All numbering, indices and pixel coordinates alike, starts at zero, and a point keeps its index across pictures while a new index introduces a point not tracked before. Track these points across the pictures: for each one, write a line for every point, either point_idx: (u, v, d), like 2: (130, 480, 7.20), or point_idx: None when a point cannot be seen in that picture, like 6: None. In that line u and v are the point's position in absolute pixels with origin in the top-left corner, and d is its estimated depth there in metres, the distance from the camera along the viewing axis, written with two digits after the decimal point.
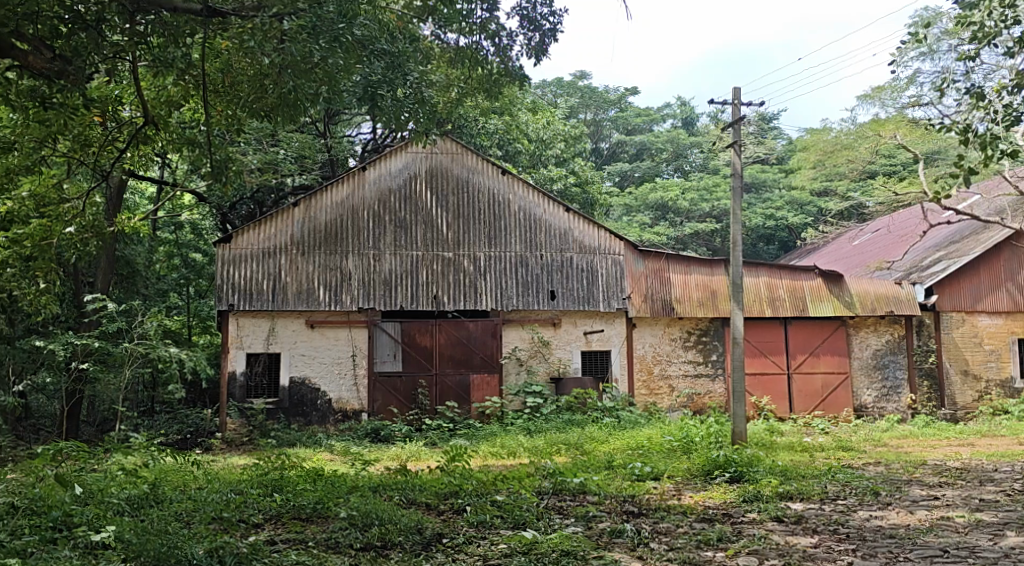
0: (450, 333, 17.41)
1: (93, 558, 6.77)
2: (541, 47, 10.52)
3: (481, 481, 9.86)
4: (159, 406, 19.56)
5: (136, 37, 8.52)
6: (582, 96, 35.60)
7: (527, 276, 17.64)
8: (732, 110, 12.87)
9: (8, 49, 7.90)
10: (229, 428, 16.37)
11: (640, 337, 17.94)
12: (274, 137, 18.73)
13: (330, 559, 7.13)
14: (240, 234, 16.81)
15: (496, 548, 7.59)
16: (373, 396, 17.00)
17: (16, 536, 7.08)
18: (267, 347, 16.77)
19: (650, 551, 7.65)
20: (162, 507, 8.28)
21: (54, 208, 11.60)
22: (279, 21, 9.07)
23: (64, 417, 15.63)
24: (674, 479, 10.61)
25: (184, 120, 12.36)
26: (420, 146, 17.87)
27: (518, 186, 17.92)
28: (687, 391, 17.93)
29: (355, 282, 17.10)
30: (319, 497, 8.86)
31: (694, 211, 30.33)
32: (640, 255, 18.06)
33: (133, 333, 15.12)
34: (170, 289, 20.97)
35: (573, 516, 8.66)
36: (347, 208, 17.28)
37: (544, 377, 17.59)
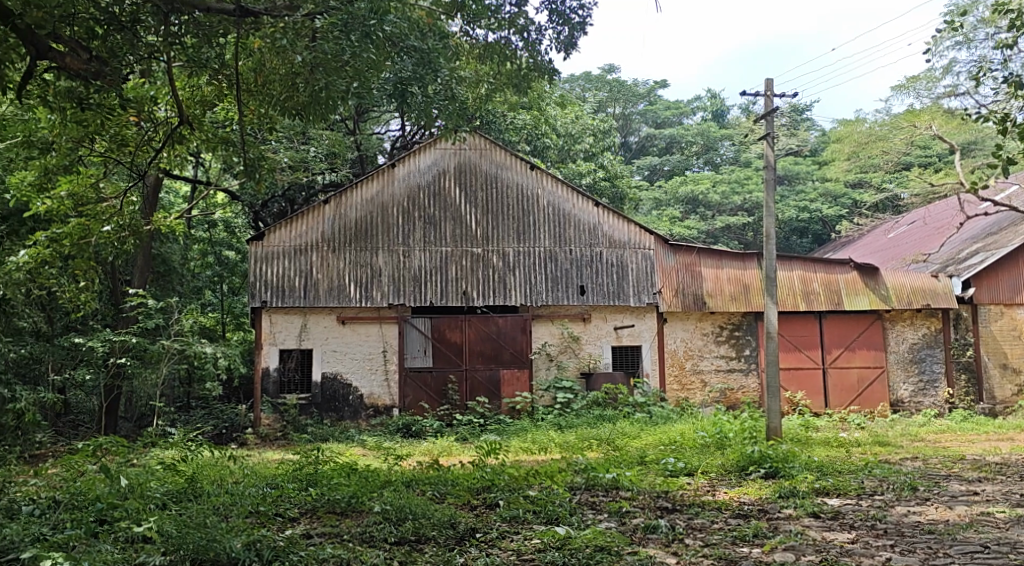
0: (480, 329, 17.42)
1: (134, 552, 6.88)
2: (570, 41, 10.50)
3: (514, 476, 9.87)
4: (195, 402, 19.81)
5: (171, 38, 8.62)
6: (611, 90, 35.50)
7: (557, 271, 17.61)
8: (764, 102, 12.74)
9: (45, 51, 7.99)
10: (263, 423, 16.51)
11: (672, 332, 17.85)
12: (304, 135, 18.86)
13: (365, 553, 7.17)
14: (271, 232, 16.96)
15: (529, 543, 7.59)
16: (404, 392, 17.06)
17: (59, 530, 7.22)
18: (299, 343, 16.91)
19: (685, 547, 7.62)
20: (200, 501, 8.38)
21: (93, 207, 11.70)
22: (311, 19, 9.23)
23: (102, 412, 15.85)
24: (708, 475, 10.53)
25: (217, 121, 12.52)
26: (448, 142, 17.90)
27: (547, 180, 17.90)
28: (719, 387, 17.83)
29: (385, 278, 17.17)
30: (354, 491, 8.92)
31: (725, 205, 30.14)
32: (671, 249, 17.98)
33: (170, 330, 15.31)
34: (204, 287, 21.23)
35: (606, 511, 8.65)
36: (377, 205, 17.36)
37: (575, 373, 17.56)
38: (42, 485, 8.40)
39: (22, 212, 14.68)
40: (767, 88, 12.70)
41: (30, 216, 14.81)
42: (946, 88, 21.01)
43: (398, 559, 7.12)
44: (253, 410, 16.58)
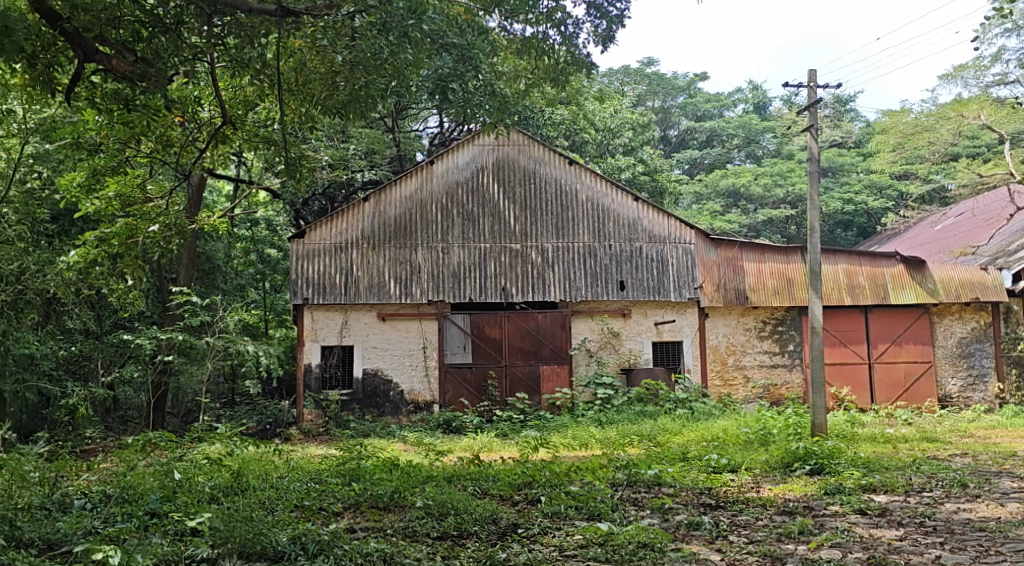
0: (520, 325, 17.42)
1: (183, 545, 7.01)
2: (608, 34, 10.45)
3: (555, 472, 9.86)
4: (239, 397, 20.11)
5: (214, 39, 8.72)
6: (650, 84, 35.45)
7: (596, 266, 17.56)
8: (807, 93, 12.58)
9: (92, 53, 8.18)
10: (306, 419, 16.69)
11: (714, 327, 17.71)
12: (344, 133, 19.05)
13: (409, 548, 7.22)
14: (313, 229, 17.14)
15: (572, 539, 7.57)
16: (444, 388, 17.12)
17: (110, 524, 7.35)
18: (340, 340, 17.05)
19: (729, 544, 7.56)
20: (247, 495, 8.49)
21: (139, 207, 12.04)
22: (349, 18, 9.29)
23: (150, 408, 16.06)
24: (752, 471, 10.43)
25: (259, 120, 12.67)
26: (487, 138, 17.91)
27: (586, 176, 17.85)
28: (762, 382, 17.66)
29: (425, 275, 17.25)
30: (397, 486, 8.98)
31: (768, 197, 29.85)
32: (712, 244, 17.85)
33: (214, 328, 15.52)
34: (247, 284, 21.55)
35: (648, 508, 8.61)
36: (416, 201, 17.44)
37: (615, 369, 17.48)
38: (94, 480, 8.58)
39: (72, 213, 15.02)
40: (811, 79, 12.51)
41: (80, 216, 15.14)
42: (995, 77, 20.55)
43: (440, 554, 7.15)
44: (296, 406, 16.77)
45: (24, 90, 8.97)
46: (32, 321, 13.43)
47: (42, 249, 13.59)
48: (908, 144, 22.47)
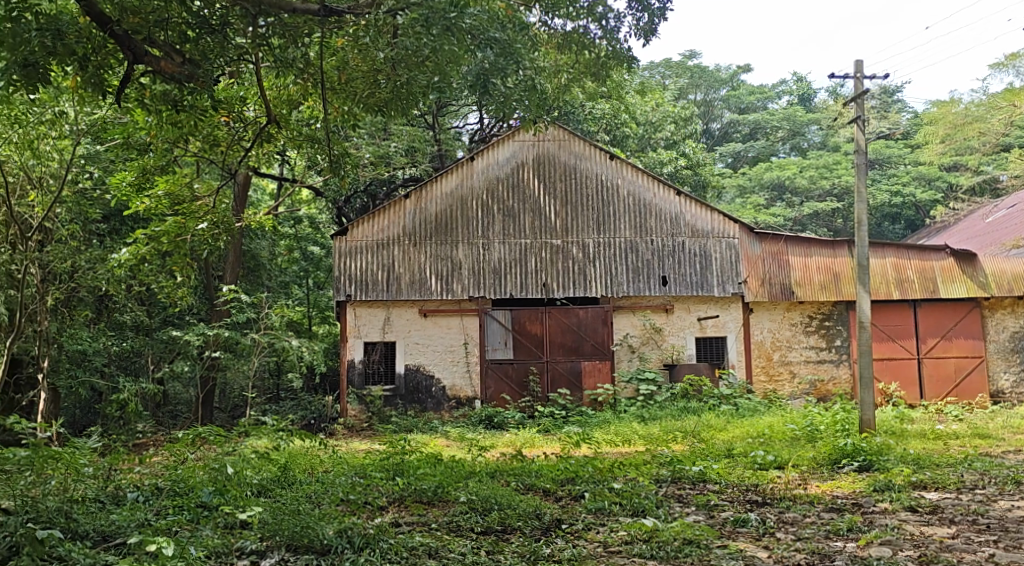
0: (561, 320, 17.43)
1: (233, 537, 7.14)
2: (650, 27, 10.39)
3: (598, 468, 9.82)
4: (284, 393, 20.39)
5: (258, 40, 8.77)
6: (692, 76, 35.21)
7: (638, 261, 17.46)
8: (853, 84, 12.37)
9: (141, 54, 8.36)
10: (350, 414, 16.85)
11: (758, 322, 17.56)
12: (385, 131, 19.18)
13: (454, 542, 7.26)
14: (355, 226, 17.31)
15: (616, 535, 7.54)
16: (486, 383, 17.17)
17: (162, 516, 7.48)
18: (383, 336, 17.19)
19: (777, 541, 7.48)
20: (294, 489, 8.60)
21: (188, 206, 12.42)
22: (393, 16, 9.14)
23: (199, 403, 16.30)
24: (799, 468, 10.30)
25: (303, 119, 12.75)
26: (528, 134, 17.90)
27: (627, 170, 17.73)
28: (809, 378, 17.47)
29: (466, 271, 17.32)
30: (440, 481, 9.05)
31: (813, 190, 29.46)
32: (757, 238, 17.70)
33: (260, 324, 15.72)
34: (292, 281, 21.82)
35: (694, 504, 8.56)
36: (457, 198, 17.49)
37: (657, 364, 17.38)
38: (145, 473, 8.73)
39: (122, 212, 15.34)
40: (857, 70, 12.32)
41: (130, 215, 15.42)
42: None
43: (485, 548, 7.17)
44: (340, 401, 16.93)
45: (77, 91, 9.14)
46: (85, 317, 13.74)
47: (92, 247, 13.88)
48: (959, 135, 21.95)
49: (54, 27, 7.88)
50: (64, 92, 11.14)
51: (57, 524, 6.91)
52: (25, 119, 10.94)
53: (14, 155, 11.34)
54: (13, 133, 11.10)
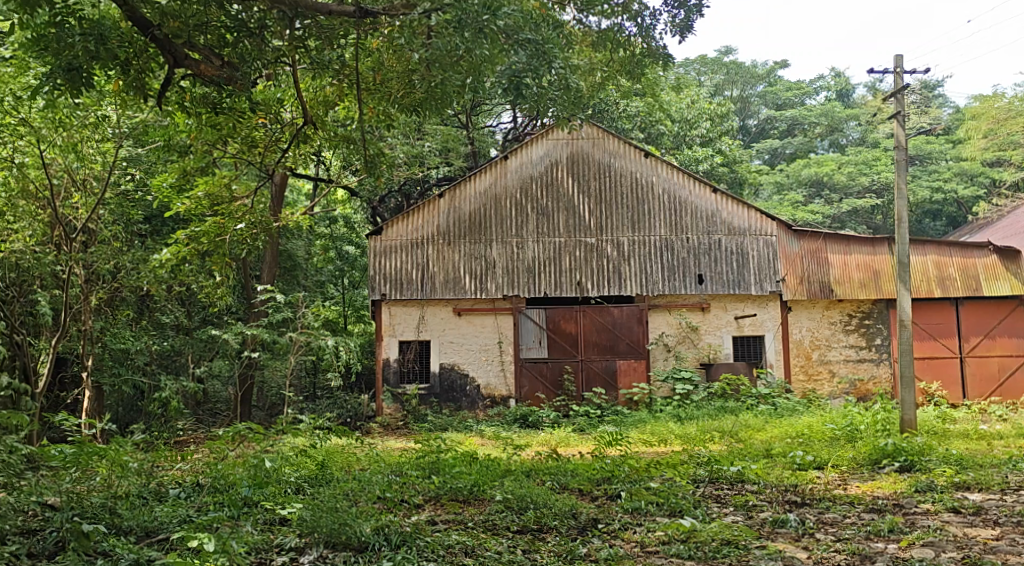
0: (596, 319, 17.38)
1: (272, 535, 7.23)
2: (686, 24, 10.34)
3: (635, 468, 9.78)
4: (321, 391, 20.60)
5: (296, 42, 8.96)
6: (728, 73, 35.03)
7: (673, 259, 17.36)
8: (892, 79, 12.19)
9: (181, 58, 8.49)
10: (386, 412, 16.92)
11: (797, 321, 17.39)
12: (420, 131, 19.26)
13: (490, 542, 7.25)
14: (390, 226, 17.41)
15: (653, 535, 7.51)
16: (520, 382, 17.18)
17: (203, 511, 7.57)
18: (417, 335, 17.28)
19: (816, 542, 7.42)
20: (332, 486, 8.65)
21: (228, 207, 12.79)
22: (427, 17, 8.99)
23: (237, 401, 16.51)
24: (839, 468, 10.19)
25: (339, 119, 12.85)
26: (562, 132, 17.87)
27: (662, 168, 17.63)
28: (849, 377, 17.26)
29: (500, 270, 17.35)
30: (476, 479, 9.09)
31: (852, 187, 29.11)
32: (795, 236, 17.52)
33: (297, 324, 15.86)
34: (327, 281, 22.01)
35: (732, 505, 8.49)
36: (491, 197, 17.52)
37: (693, 363, 17.28)
38: (187, 470, 8.88)
39: (163, 213, 15.60)
40: (897, 64, 12.16)
41: (171, 216, 15.69)
42: None
43: (521, 547, 7.18)
44: (376, 400, 17.04)
45: (119, 95, 9.32)
46: (126, 317, 13.99)
47: (134, 247, 14.12)
48: None
49: (98, 31, 7.98)
50: (107, 96, 11.22)
51: (102, 519, 7.02)
52: (70, 123, 10.89)
53: (59, 159, 11.31)
54: (57, 137, 10.98)
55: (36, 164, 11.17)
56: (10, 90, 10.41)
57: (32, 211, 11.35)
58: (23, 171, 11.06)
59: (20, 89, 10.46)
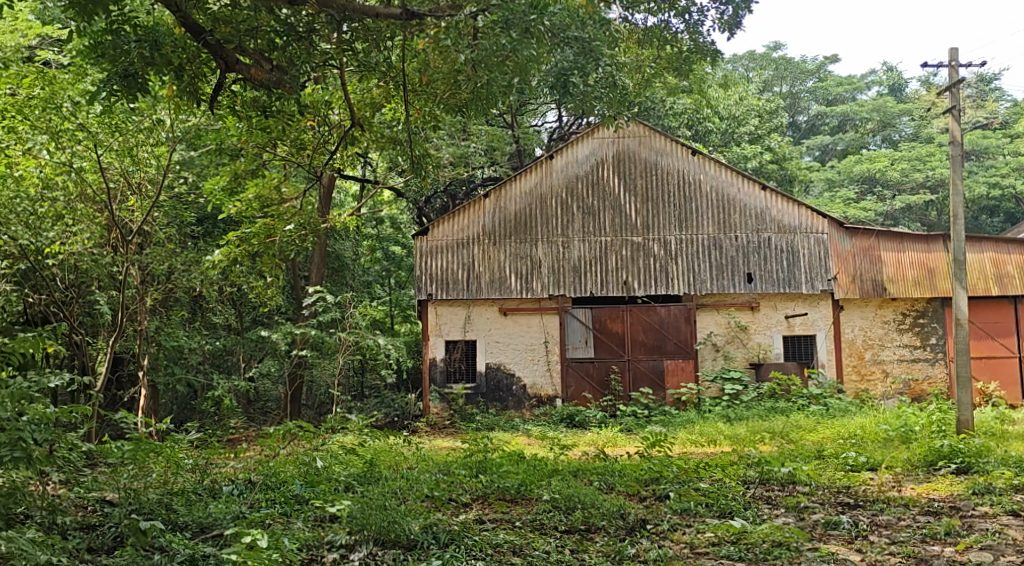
0: (643, 318, 17.27)
1: (322, 531, 7.28)
2: (734, 20, 10.42)
3: (683, 469, 9.70)
4: (368, 390, 20.85)
5: (343, 45, 9.10)
6: (777, 68, 34.70)
7: (721, 258, 17.20)
8: (948, 73, 11.93)
9: (232, 63, 8.59)
10: (433, 412, 17.01)
11: (849, 320, 17.12)
12: (465, 131, 19.33)
13: (539, 542, 7.24)
14: (435, 226, 17.51)
15: (703, 536, 7.45)
16: (567, 382, 17.14)
17: (255, 508, 7.69)
18: (463, 334, 17.34)
19: (870, 544, 7.29)
20: (380, 483, 8.69)
21: (276, 208, 13.02)
22: (472, 16, 8.82)
23: (286, 400, 16.78)
24: (893, 470, 9.99)
25: (387, 120, 12.96)
26: (608, 130, 17.79)
27: (710, 166, 17.47)
28: (903, 378, 16.96)
29: (545, 270, 17.34)
30: (523, 479, 9.10)
31: (905, 183, 28.57)
32: (847, 233, 17.23)
33: (345, 324, 16.02)
34: (374, 281, 22.25)
35: (783, 506, 8.38)
36: (536, 196, 17.52)
37: (742, 363, 17.09)
38: (239, 467, 9.02)
39: (215, 216, 15.95)
40: (952, 57, 11.89)
41: (223, 218, 16.03)
42: None
43: (569, 547, 7.17)
44: (422, 400, 17.14)
45: (173, 99, 9.48)
46: (179, 317, 14.28)
47: (188, 249, 14.41)
48: None
49: (152, 38, 8.22)
50: (161, 101, 11.42)
51: (159, 515, 7.14)
52: (126, 128, 11.08)
53: (115, 162, 11.47)
54: (113, 142, 11.18)
55: (93, 167, 11.31)
56: (68, 95, 10.63)
57: (90, 214, 11.57)
58: (82, 174, 11.14)
59: (78, 95, 10.70)
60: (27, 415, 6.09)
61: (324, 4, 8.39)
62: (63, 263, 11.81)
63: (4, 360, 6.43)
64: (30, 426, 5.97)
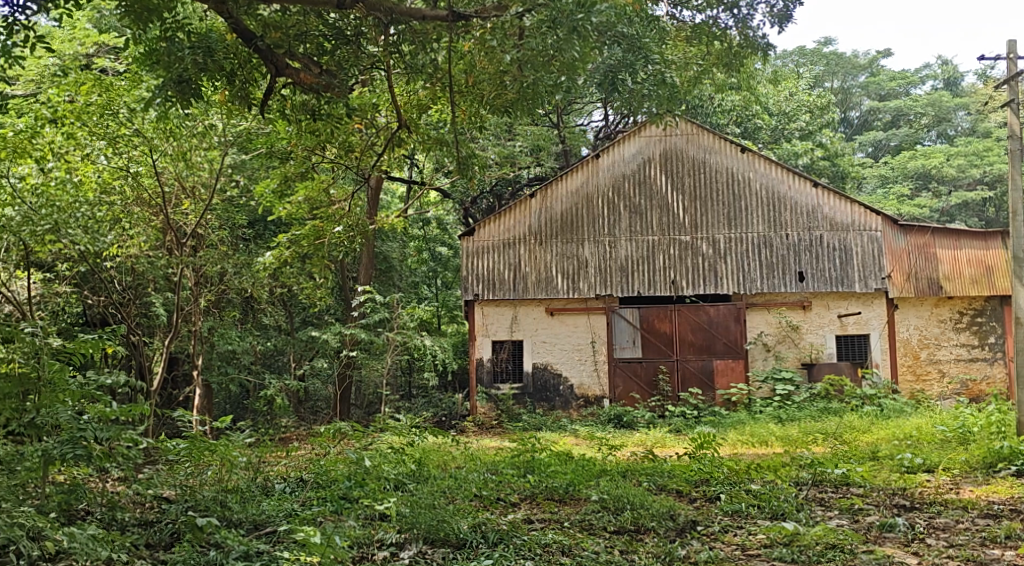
0: (691, 318, 17.06)
1: (373, 529, 7.32)
2: (785, 13, 10.33)
3: (734, 470, 9.61)
4: (415, 389, 21.01)
5: (390, 47, 9.20)
6: (828, 64, 34.27)
7: (771, 257, 17.00)
8: (1006, 65, 11.61)
9: (282, 67, 8.53)
10: (480, 412, 17.04)
11: (904, 320, 16.82)
12: (511, 131, 19.39)
13: (587, 542, 7.22)
14: (482, 227, 17.57)
15: (754, 538, 7.36)
16: (614, 382, 17.07)
17: (307, 506, 7.77)
18: (511, 335, 17.37)
19: (927, 547, 7.14)
20: (429, 482, 8.75)
21: (325, 210, 12.95)
22: (519, 17, 8.85)
23: (336, 400, 16.76)
24: (951, 471, 9.78)
25: (433, 121, 13.00)
26: (655, 129, 17.68)
27: (759, 163, 17.27)
28: (960, 378, 16.67)
29: (592, 269, 17.30)
30: (571, 479, 9.07)
31: (961, 179, 28.02)
32: (901, 230, 16.93)
33: (393, 324, 16.15)
34: (421, 281, 22.42)
35: (836, 508, 8.25)
36: (583, 196, 17.48)
37: (794, 364, 16.86)
38: (291, 466, 9.16)
39: (266, 218, 16.22)
40: (1009, 50, 11.59)
41: (272, 221, 16.33)
42: None
43: (618, 548, 7.13)
44: (470, 400, 17.20)
45: (225, 104, 9.67)
46: (231, 318, 14.54)
47: (240, 251, 14.67)
48: None
49: (205, 45, 8.34)
50: (213, 105, 11.61)
51: (214, 512, 7.22)
52: (180, 133, 11.18)
53: (170, 167, 11.64)
54: (168, 147, 11.33)
55: (148, 172, 11.51)
56: (124, 102, 10.72)
57: (146, 218, 11.83)
58: (138, 179, 11.36)
59: (134, 101, 10.77)
60: (88, 414, 6.24)
61: (372, 7, 8.46)
62: (121, 266, 12.31)
63: (67, 359, 6.61)
64: (92, 425, 6.06)
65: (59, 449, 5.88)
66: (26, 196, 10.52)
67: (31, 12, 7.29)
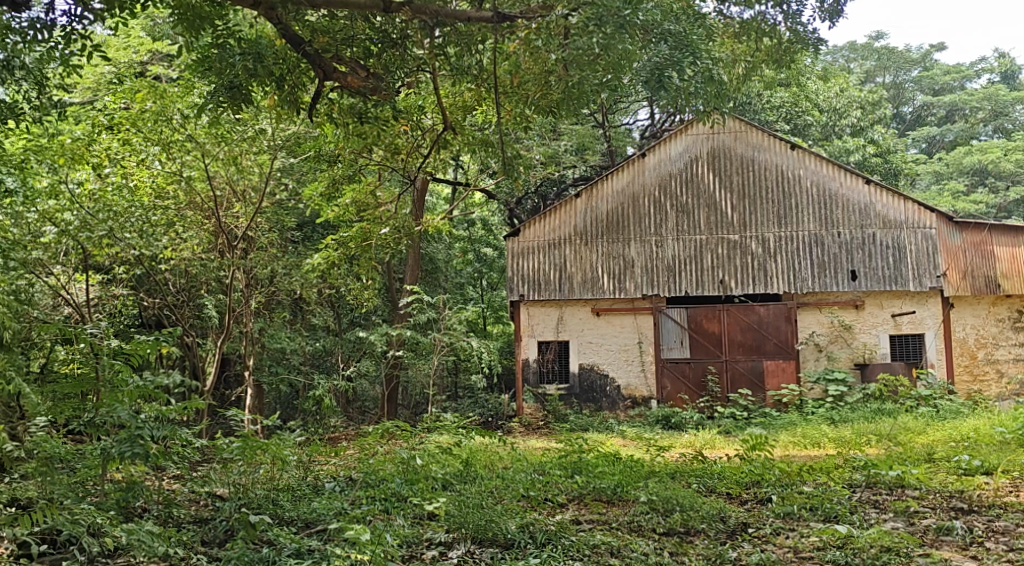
0: (740, 318, 16.89)
1: (421, 529, 7.37)
2: (836, 8, 10.12)
3: (786, 471, 9.48)
4: (461, 389, 21.07)
5: (436, 49, 9.21)
6: (879, 59, 33.66)
7: (822, 255, 16.74)
8: None
9: (331, 71, 8.67)
10: (526, 412, 17.06)
11: (959, 318, 16.50)
12: (557, 131, 19.34)
13: (636, 542, 7.19)
14: (528, 227, 17.59)
15: (807, 540, 7.26)
16: (662, 383, 16.94)
17: (356, 505, 7.82)
18: (557, 335, 17.35)
19: (986, 551, 6.97)
20: (476, 481, 8.77)
21: (372, 211, 13.21)
22: (565, 16, 8.81)
23: (384, 400, 16.97)
24: (1010, 474, 9.52)
25: (477, 123, 12.96)
26: (702, 127, 17.54)
27: (809, 160, 17.02)
28: (1018, 378, 16.37)
29: (638, 269, 17.20)
30: (619, 480, 8.99)
31: (1020, 174, 27.34)
32: (957, 228, 16.57)
33: (440, 325, 16.22)
34: (467, 282, 22.48)
35: (891, 511, 8.08)
36: (628, 195, 17.40)
37: (847, 364, 16.59)
38: (339, 465, 9.25)
39: (314, 220, 16.39)
40: None
41: (320, 223, 16.50)
42: None
43: (669, 549, 7.09)
44: (516, 400, 17.21)
45: (274, 108, 9.80)
46: (280, 319, 14.73)
47: (288, 253, 14.84)
48: None
49: (255, 51, 8.42)
50: (263, 110, 11.64)
51: (266, 510, 7.31)
52: (231, 138, 11.30)
53: (221, 172, 11.88)
54: (219, 152, 11.49)
55: (201, 177, 11.72)
56: (178, 108, 10.79)
57: (199, 221, 12.10)
58: (190, 183, 11.55)
59: (187, 108, 10.84)
60: (145, 413, 6.34)
61: (419, 10, 8.49)
62: (174, 268, 12.62)
63: (126, 359, 6.71)
64: (149, 423, 6.14)
65: (117, 447, 5.97)
66: (85, 201, 10.81)
67: (88, 21, 7.48)
